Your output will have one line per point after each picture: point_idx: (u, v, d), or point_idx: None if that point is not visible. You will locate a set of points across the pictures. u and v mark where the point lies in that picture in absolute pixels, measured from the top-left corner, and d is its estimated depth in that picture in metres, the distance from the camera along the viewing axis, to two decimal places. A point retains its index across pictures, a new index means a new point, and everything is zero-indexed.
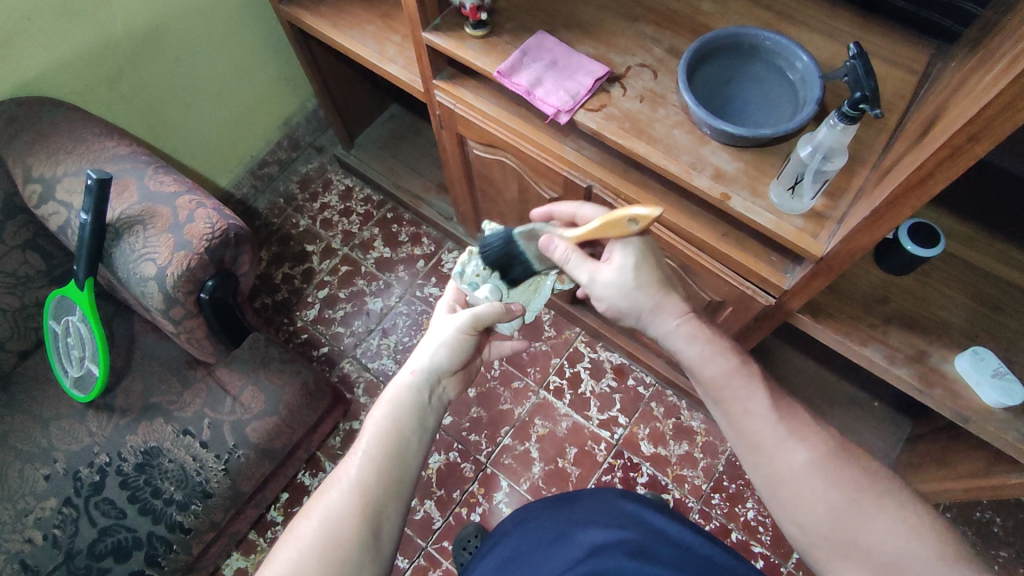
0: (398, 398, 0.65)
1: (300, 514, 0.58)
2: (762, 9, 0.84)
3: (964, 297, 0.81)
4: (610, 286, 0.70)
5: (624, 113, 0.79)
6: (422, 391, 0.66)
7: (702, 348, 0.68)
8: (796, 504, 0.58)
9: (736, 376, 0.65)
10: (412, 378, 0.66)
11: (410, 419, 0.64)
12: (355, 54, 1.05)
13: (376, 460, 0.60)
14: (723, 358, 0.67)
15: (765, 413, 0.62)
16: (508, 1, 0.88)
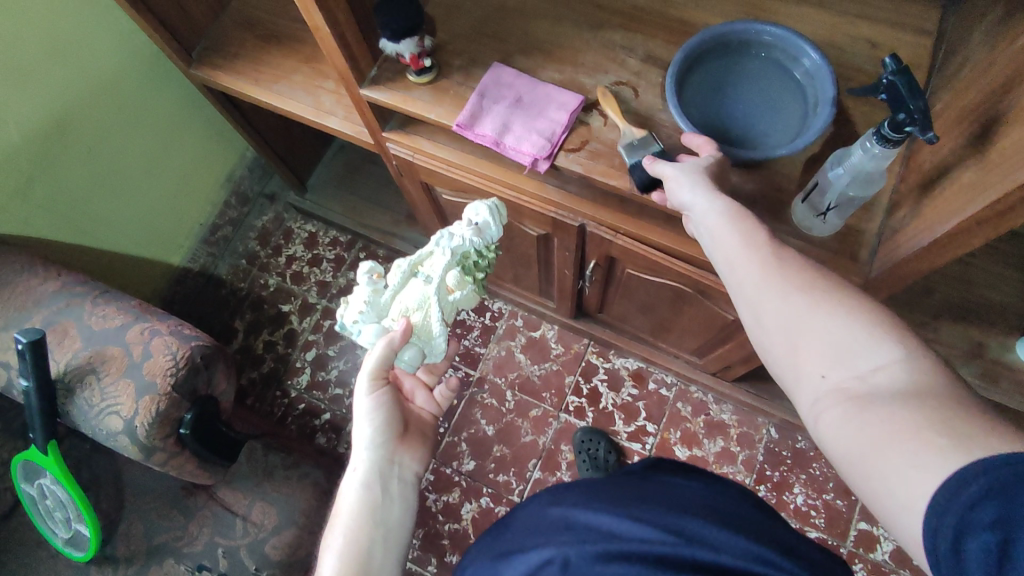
0: (344, 509, 0.59)
1: None
2: None
3: (1012, 272, 0.74)
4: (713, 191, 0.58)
5: (611, 147, 0.69)
6: (372, 486, 0.60)
7: (722, 214, 0.53)
8: (825, 419, 0.46)
9: (765, 252, 0.50)
10: (354, 479, 0.61)
11: (370, 523, 0.58)
12: (287, 113, 0.92)
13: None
14: (751, 231, 0.51)
15: (806, 311, 0.47)
16: (450, 31, 0.75)
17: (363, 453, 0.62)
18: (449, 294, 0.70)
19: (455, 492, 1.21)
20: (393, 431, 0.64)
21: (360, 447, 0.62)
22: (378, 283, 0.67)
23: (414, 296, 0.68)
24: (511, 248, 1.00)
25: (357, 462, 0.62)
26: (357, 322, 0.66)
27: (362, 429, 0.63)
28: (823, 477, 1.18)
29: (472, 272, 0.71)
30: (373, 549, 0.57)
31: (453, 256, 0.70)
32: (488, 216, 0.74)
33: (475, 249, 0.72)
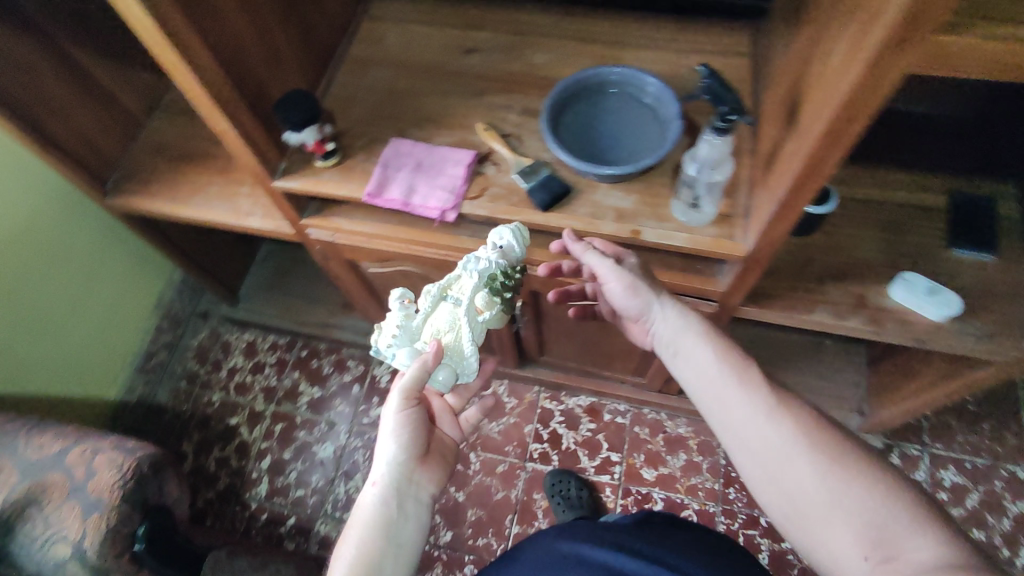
0: (359, 522, 0.60)
1: None
2: (590, 45, 0.86)
3: (870, 232, 0.86)
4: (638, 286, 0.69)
5: (507, 188, 0.77)
6: (389, 503, 0.60)
7: (716, 366, 0.64)
8: (842, 557, 0.52)
9: (762, 395, 0.60)
10: (370, 494, 0.61)
11: (385, 538, 0.59)
12: (207, 221, 0.97)
13: None
14: (748, 378, 0.62)
15: (805, 443, 0.56)
16: (348, 119, 0.84)
17: (383, 466, 0.62)
18: (477, 317, 0.69)
19: (438, 568, 1.18)
20: (414, 448, 0.63)
21: (380, 463, 0.62)
22: (410, 305, 0.67)
23: (444, 319, 0.68)
24: None
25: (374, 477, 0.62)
26: (392, 346, 0.67)
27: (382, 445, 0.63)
28: None
29: (503, 293, 0.69)
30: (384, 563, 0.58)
31: (481, 281, 0.68)
32: (510, 238, 0.70)
33: (505, 269, 0.70)
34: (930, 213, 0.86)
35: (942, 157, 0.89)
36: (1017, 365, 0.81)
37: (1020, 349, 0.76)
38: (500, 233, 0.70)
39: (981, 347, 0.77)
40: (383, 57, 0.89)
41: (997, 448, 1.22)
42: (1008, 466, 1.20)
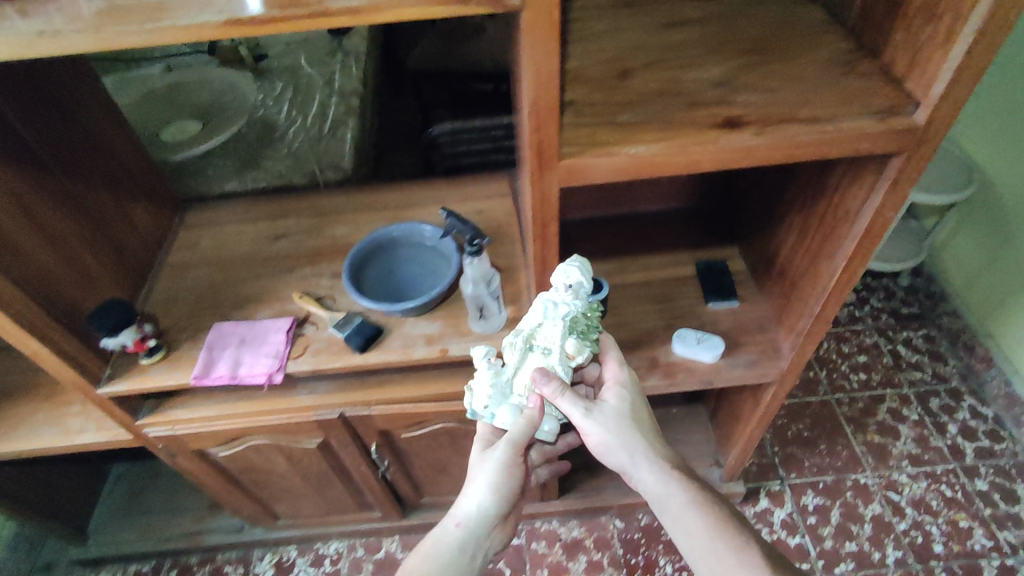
0: (426, 549, 0.69)
1: None
2: (383, 211, 1.03)
3: (647, 306, 1.04)
4: (619, 410, 0.73)
5: (328, 340, 0.86)
6: (456, 540, 0.69)
7: (668, 486, 0.69)
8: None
9: (710, 515, 0.68)
10: (454, 523, 0.70)
11: (440, 567, 0.67)
12: (35, 450, 0.94)
13: None
14: (704, 507, 0.69)
15: (739, 557, 0.66)
16: (171, 317, 0.91)
17: (456, 510, 0.71)
18: (563, 367, 0.72)
19: None
20: (489, 501, 0.71)
21: (466, 496, 0.72)
22: (499, 364, 0.72)
23: (537, 371, 0.72)
24: (306, 472, 1.06)
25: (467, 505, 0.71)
26: (489, 407, 0.73)
27: (472, 475, 0.73)
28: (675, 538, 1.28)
29: (591, 338, 0.73)
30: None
31: (568, 330, 0.71)
32: (578, 292, 0.69)
33: (581, 320, 0.72)
34: (686, 280, 1.07)
35: (682, 237, 1.12)
36: (787, 380, 0.98)
37: (778, 367, 0.94)
38: (573, 276, 0.68)
39: (752, 373, 0.94)
40: (201, 259, 0.99)
41: (838, 462, 1.40)
42: (851, 476, 1.38)
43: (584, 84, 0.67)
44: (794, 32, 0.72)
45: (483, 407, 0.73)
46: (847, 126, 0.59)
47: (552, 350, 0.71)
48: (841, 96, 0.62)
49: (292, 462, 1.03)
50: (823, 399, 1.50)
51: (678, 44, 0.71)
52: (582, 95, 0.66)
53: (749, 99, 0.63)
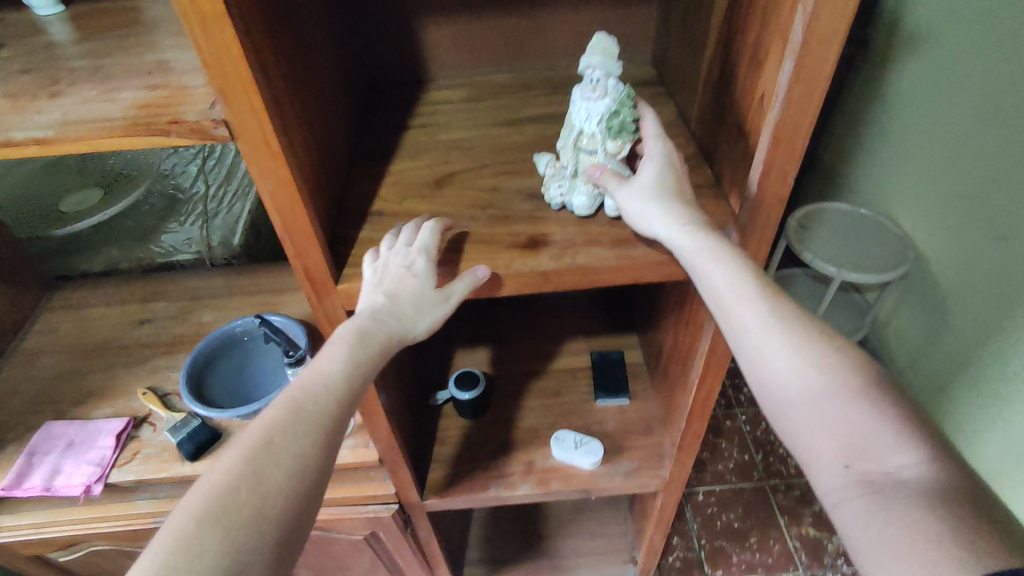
0: (242, 464, 0.45)
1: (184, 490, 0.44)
2: (255, 295, 0.98)
3: (531, 400, 0.97)
4: (674, 181, 0.54)
5: (159, 445, 0.79)
6: (291, 455, 0.47)
7: (766, 317, 0.51)
8: (841, 511, 0.45)
9: (820, 360, 0.49)
10: (290, 424, 0.48)
11: (255, 495, 0.44)
12: None
13: (274, 438, 0.47)
14: (812, 341, 0.50)
15: (855, 419, 0.46)
16: (6, 412, 0.86)
17: (308, 401, 0.49)
18: (613, 164, 0.57)
19: None
20: (416, 328, 0.54)
21: (334, 371, 0.51)
22: (557, 171, 0.59)
23: (589, 147, 0.57)
24: None
25: (312, 404, 0.49)
26: (560, 194, 0.58)
27: (342, 345, 0.51)
28: None
29: (631, 131, 0.56)
30: (243, 519, 0.43)
31: (603, 127, 0.56)
32: (606, 92, 0.55)
33: (615, 109, 0.55)
34: (578, 373, 1.01)
35: (579, 325, 1.08)
36: (676, 488, 0.90)
37: (659, 476, 0.87)
38: (596, 69, 0.55)
39: (630, 482, 0.87)
40: (57, 345, 0.95)
41: (769, 559, 1.27)
42: None
43: (398, 190, 0.63)
44: None
45: (550, 188, 0.59)
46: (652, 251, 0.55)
47: (596, 149, 0.56)
48: None
49: None
50: (757, 486, 1.39)
51: (511, 147, 0.67)
52: (388, 204, 0.61)
53: (561, 216, 0.59)
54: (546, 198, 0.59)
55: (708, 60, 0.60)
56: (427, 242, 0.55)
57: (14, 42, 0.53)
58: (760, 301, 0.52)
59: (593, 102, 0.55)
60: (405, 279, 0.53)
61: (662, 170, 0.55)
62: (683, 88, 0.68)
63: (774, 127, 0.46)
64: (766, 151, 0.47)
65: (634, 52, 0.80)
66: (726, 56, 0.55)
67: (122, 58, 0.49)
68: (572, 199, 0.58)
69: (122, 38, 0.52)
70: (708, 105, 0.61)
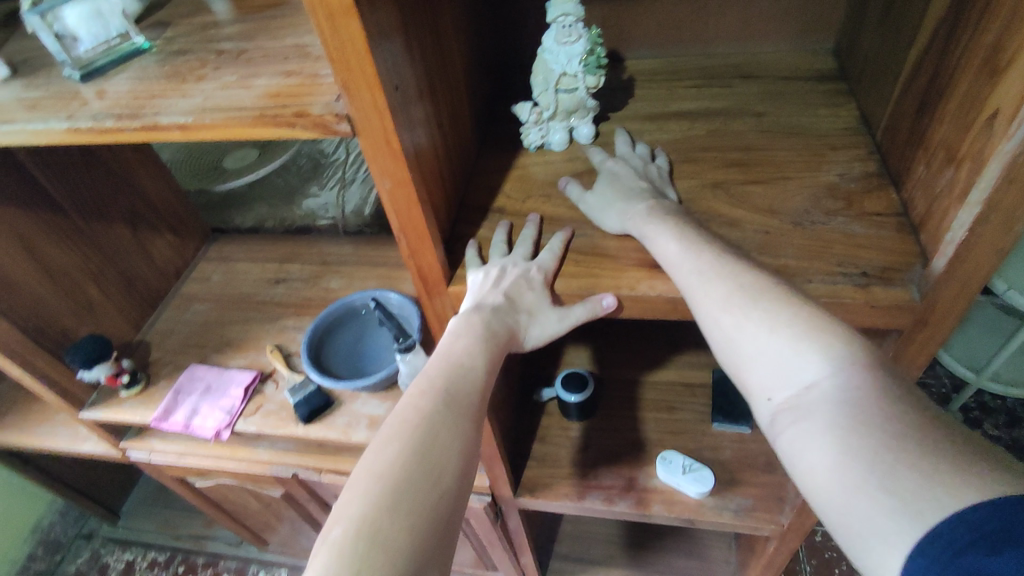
0: (391, 477, 0.41)
1: (339, 502, 0.40)
2: (379, 267, 1.01)
3: (640, 411, 0.92)
4: (626, 181, 0.54)
5: (280, 403, 0.85)
6: (439, 468, 0.42)
7: (692, 267, 0.47)
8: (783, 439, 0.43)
9: (744, 305, 0.45)
10: (432, 433, 0.43)
11: (412, 513, 0.39)
12: (48, 450, 1.03)
13: (421, 439, 0.43)
14: (734, 275, 0.46)
15: (774, 348, 0.44)
16: (163, 351, 0.96)
17: (445, 407, 0.45)
18: (590, 98, 0.60)
19: None
20: (525, 342, 0.52)
21: (461, 373, 0.47)
22: (538, 116, 0.61)
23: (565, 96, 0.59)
24: (278, 512, 1.08)
25: (450, 412, 0.45)
26: (542, 137, 0.62)
27: (467, 346, 0.48)
28: None
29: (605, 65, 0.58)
30: (409, 535, 0.39)
31: (581, 67, 0.57)
32: (580, 35, 0.55)
33: (590, 48, 0.56)
34: (696, 390, 0.93)
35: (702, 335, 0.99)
36: (795, 536, 0.81)
37: (778, 523, 0.79)
38: (569, 16, 0.54)
39: (739, 522, 0.79)
40: (207, 292, 1.04)
41: None
42: None
43: (524, 187, 0.60)
44: (804, 141, 0.58)
45: (530, 134, 0.62)
46: (813, 290, 0.46)
47: (576, 87, 0.58)
48: (822, 245, 0.49)
49: (262, 502, 1.05)
50: None
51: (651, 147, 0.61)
52: (512, 201, 0.59)
53: None
54: (526, 142, 0.63)
55: (914, 59, 0.49)
56: (550, 258, 0.51)
57: (177, 20, 0.55)
58: (692, 249, 0.48)
59: (569, 46, 0.56)
60: (525, 285, 0.50)
61: (616, 182, 0.55)
62: (872, 88, 0.57)
63: (1013, 159, 0.36)
64: (993, 187, 0.37)
65: (812, 40, 0.68)
66: (943, 56, 0.45)
67: (265, 41, 0.49)
68: (550, 138, 0.62)
69: (270, 18, 0.52)
70: (905, 115, 0.50)
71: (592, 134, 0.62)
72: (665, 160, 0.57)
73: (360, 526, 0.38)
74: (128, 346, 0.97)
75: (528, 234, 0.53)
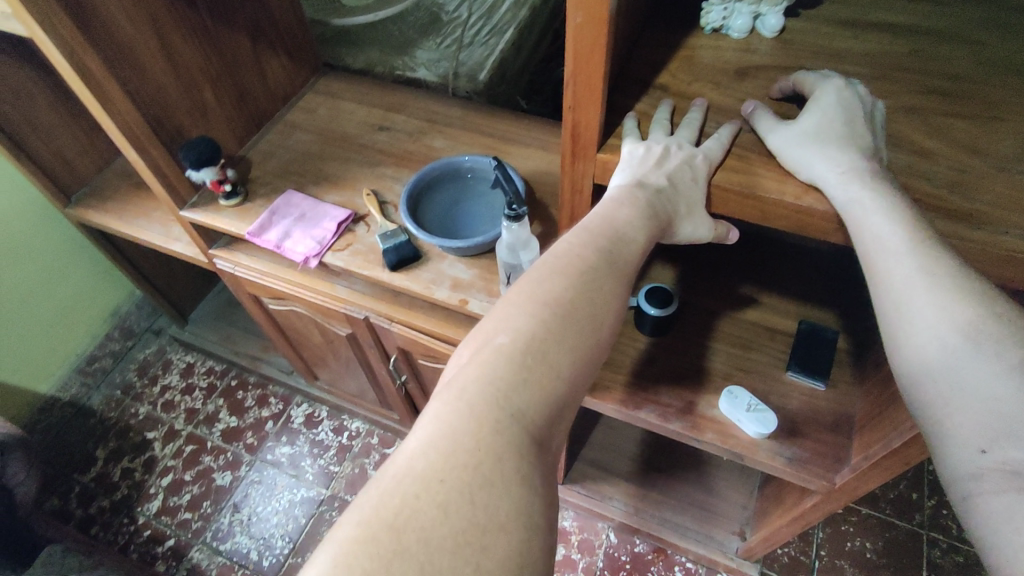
0: (554, 308, 0.44)
1: (500, 318, 0.45)
2: (485, 137, 0.98)
3: (715, 344, 0.90)
4: (823, 132, 0.48)
5: (369, 247, 0.85)
6: (598, 313, 0.46)
7: (924, 267, 0.43)
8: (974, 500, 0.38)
9: (982, 327, 0.40)
10: (594, 280, 0.46)
11: (570, 345, 0.44)
12: (142, 242, 1.08)
13: (584, 285, 0.46)
14: (985, 304, 0.41)
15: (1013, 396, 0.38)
16: (263, 170, 0.97)
17: (608, 258, 0.48)
18: None
19: None
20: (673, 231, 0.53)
21: (620, 237, 0.49)
22: None
23: None
24: (338, 352, 1.13)
25: (612, 265, 0.48)
26: (724, 21, 0.57)
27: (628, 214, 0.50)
28: None
29: None
30: (563, 362, 0.43)
31: None
32: None
33: None
34: (777, 336, 0.90)
35: (797, 283, 0.95)
36: (840, 497, 0.81)
37: (829, 480, 0.78)
38: None
39: (790, 470, 0.79)
40: (311, 124, 1.04)
41: None
42: None
43: (689, 70, 0.55)
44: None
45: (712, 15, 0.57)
46: (1001, 242, 0.42)
47: None
48: (1020, 199, 0.44)
49: (326, 339, 1.10)
50: (913, 530, 1.22)
51: (842, 55, 0.55)
52: (676, 81, 0.55)
53: (888, 158, 0.48)
54: (703, 21, 0.58)
55: None
56: (715, 146, 0.50)
57: None
58: (930, 256, 0.43)
59: None
60: (687, 169, 0.49)
61: (814, 130, 0.48)
62: None
63: None
64: None
65: None
66: None
67: None
68: (732, 21, 0.56)
69: None
70: None
71: (780, 27, 0.56)
72: (883, 107, 0.49)
73: (522, 344, 0.43)
74: (231, 159, 0.98)
75: (693, 117, 0.51)
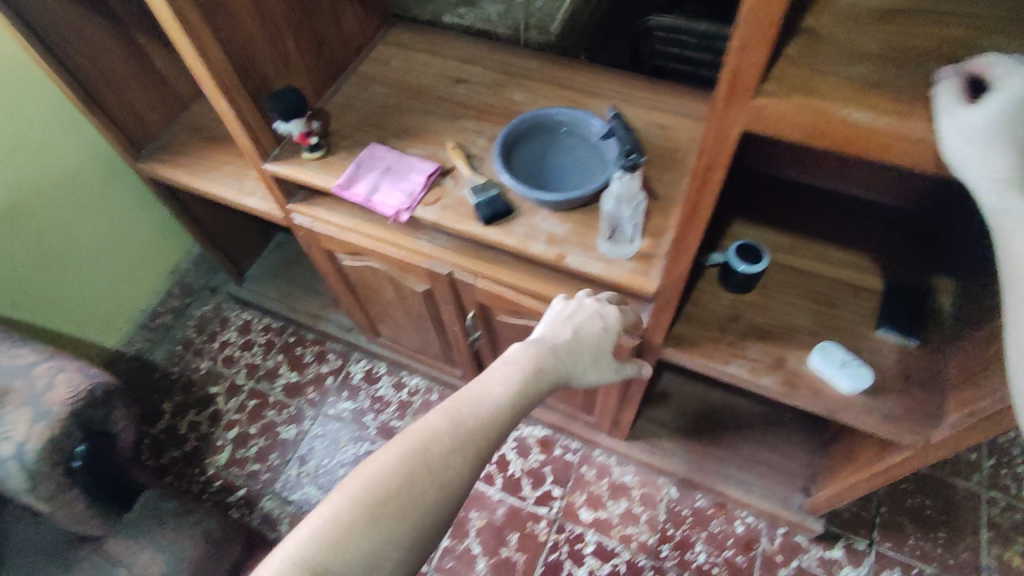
0: (453, 432, 0.54)
1: (415, 428, 0.54)
2: (565, 90, 0.96)
3: (803, 301, 0.89)
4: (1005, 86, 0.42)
5: (458, 200, 0.85)
6: (484, 441, 0.55)
7: None
8: None
9: None
10: (496, 410, 0.56)
11: (457, 468, 0.53)
12: (215, 197, 1.08)
13: (486, 416, 0.55)
14: None
15: None
16: (341, 123, 0.96)
17: (518, 394, 0.58)
18: None
19: None
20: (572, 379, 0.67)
21: (544, 373, 0.61)
22: None
23: None
24: (408, 308, 1.14)
25: (514, 401, 0.58)
26: None
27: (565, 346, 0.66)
28: (723, 534, 1.20)
29: None
30: (450, 480, 0.52)
31: None
32: None
33: None
34: (862, 292, 0.89)
35: (880, 241, 0.93)
36: (929, 453, 0.81)
37: (922, 435, 0.78)
38: None
39: (882, 424, 0.79)
40: (385, 76, 1.02)
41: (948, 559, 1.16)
42: None
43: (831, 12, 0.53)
44: None
45: None
46: None
47: None
48: None
49: (398, 294, 1.10)
50: (971, 489, 1.23)
51: None
52: (820, 23, 0.53)
53: None
54: None
55: None
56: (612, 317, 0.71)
57: None
58: None
59: None
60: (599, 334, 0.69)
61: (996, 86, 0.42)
62: None
63: None
64: None
65: None
66: None
67: None
68: None
69: None
70: None
71: None
72: None
73: (421, 458, 0.52)
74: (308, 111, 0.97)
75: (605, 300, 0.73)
